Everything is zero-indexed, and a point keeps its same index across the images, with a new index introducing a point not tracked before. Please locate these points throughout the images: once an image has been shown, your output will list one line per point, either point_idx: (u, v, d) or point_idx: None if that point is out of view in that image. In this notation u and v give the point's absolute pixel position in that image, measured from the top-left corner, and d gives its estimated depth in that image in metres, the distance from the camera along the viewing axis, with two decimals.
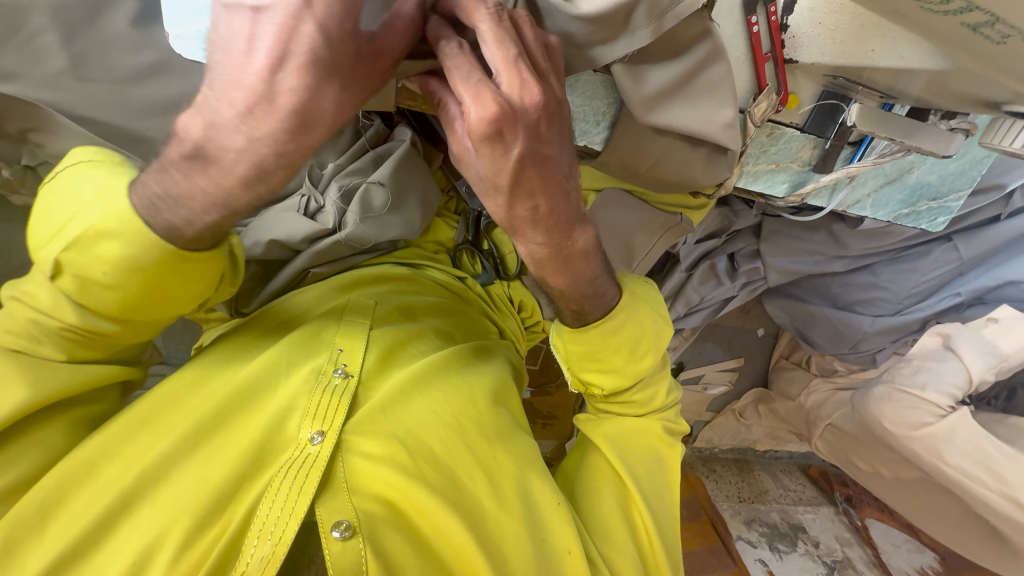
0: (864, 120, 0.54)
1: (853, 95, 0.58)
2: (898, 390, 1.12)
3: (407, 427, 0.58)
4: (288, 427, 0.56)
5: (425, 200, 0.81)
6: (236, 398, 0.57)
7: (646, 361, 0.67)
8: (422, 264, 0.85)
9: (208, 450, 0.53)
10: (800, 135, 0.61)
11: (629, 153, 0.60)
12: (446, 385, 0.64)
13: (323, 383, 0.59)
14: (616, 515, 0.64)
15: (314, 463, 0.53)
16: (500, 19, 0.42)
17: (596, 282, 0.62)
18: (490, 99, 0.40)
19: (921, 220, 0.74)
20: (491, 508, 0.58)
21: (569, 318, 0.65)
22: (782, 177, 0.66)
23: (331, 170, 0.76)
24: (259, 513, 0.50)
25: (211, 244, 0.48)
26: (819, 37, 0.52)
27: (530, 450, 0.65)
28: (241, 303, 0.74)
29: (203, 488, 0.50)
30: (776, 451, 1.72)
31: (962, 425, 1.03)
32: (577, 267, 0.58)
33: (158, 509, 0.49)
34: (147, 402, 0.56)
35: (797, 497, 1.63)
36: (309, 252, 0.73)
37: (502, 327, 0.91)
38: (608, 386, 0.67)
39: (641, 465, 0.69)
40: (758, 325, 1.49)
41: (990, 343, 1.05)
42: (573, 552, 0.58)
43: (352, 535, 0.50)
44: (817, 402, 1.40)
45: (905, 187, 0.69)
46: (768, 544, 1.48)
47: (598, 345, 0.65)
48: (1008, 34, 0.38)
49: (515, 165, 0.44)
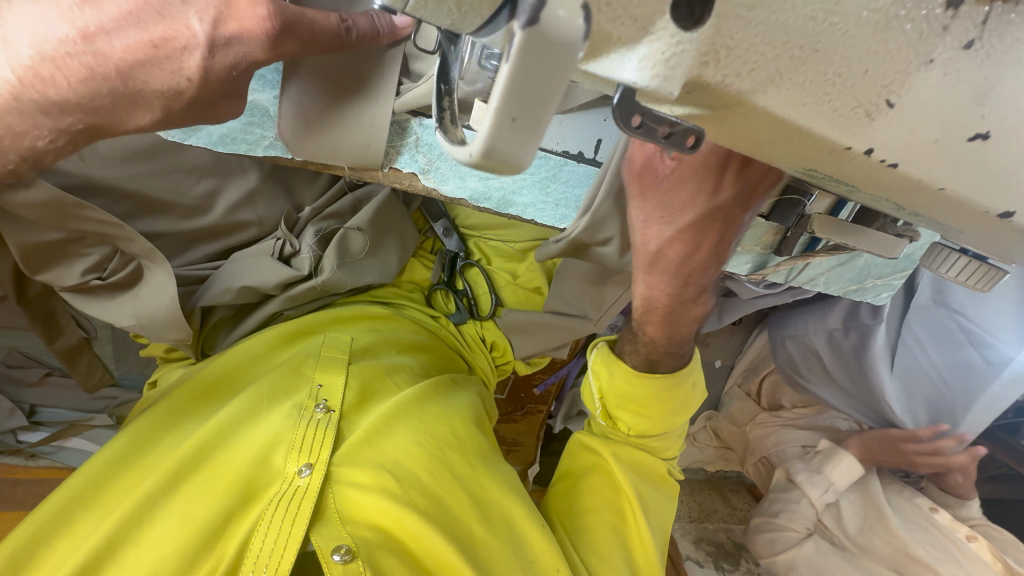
0: (822, 228, 0.58)
1: (812, 192, 0.60)
2: (764, 520, 1.20)
3: (392, 457, 0.58)
4: (274, 461, 0.55)
5: (402, 243, 0.82)
6: (218, 435, 0.57)
7: (683, 416, 0.72)
8: (399, 303, 0.87)
9: (191, 487, 0.52)
10: (763, 222, 0.65)
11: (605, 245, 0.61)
12: (429, 415, 0.65)
13: (307, 418, 0.59)
14: (609, 540, 0.67)
15: (305, 495, 0.53)
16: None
17: (680, 341, 0.67)
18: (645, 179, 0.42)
19: (867, 294, 0.80)
20: (482, 533, 0.58)
21: (636, 361, 0.69)
22: (746, 258, 0.70)
23: (308, 214, 0.74)
24: (251, 549, 0.49)
25: None
26: None
27: (511, 478, 0.67)
28: (207, 344, 0.73)
29: (190, 526, 0.49)
30: (725, 471, 1.81)
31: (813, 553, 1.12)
32: (671, 324, 0.65)
33: (145, 551, 0.48)
34: (125, 446, 0.56)
35: (742, 517, 1.71)
36: (282, 297, 0.72)
37: (471, 364, 0.93)
38: (641, 428, 0.71)
39: (648, 497, 0.71)
40: (715, 357, 1.55)
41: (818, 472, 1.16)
42: (560, 569, 0.59)
43: (353, 559, 0.50)
44: (760, 435, 1.50)
45: (855, 268, 0.74)
46: (714, 563, 1.57)
47: (648, 394, 0.68)
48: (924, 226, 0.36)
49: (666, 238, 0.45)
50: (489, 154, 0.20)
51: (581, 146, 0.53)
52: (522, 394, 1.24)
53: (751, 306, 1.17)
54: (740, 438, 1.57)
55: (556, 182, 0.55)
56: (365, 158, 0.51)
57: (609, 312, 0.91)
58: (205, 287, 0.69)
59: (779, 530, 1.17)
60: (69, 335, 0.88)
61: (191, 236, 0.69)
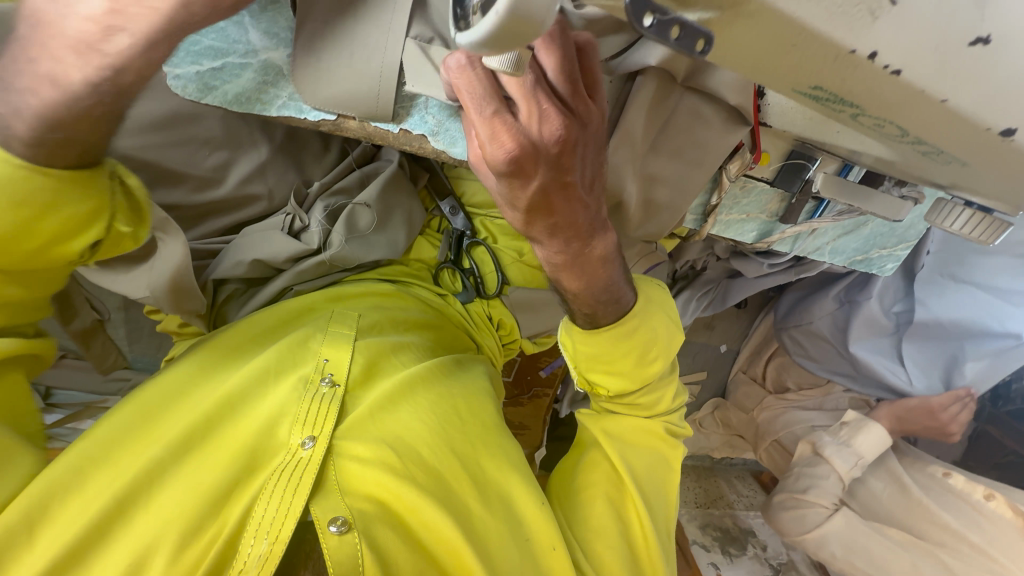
0: (828, 188, 0.59)
1: (818, 155, 0.60)
2: (789, 497, 1.23)
3: (395, 432, 0.55)
4: (279, 433, 0.51)
5: (410, 220, 0.83)
6: (229, 401, 0.52)
7: (655, 365, 0.68)
8: (406, 281, 0.87)
9: (199, 455, 0.48)
10: (768, 188, 0.65)
11: (614, 210, 0.61)
12: (431, 396, 0.61)
13: (312, 391, 0.55)
14: (606, 513, 0.63)
15: (307, 467, 0.49)
16: (474, 60, 0.38)
17: (613, 288, 0.62)
18: (505, 135, 0.40)
19: (872, 265, 0.81)
20: (478, 510, 0.54)
21: (581, 319, 0.65)
22: (751, 226, 0.70)
23: (317, 189, 0.75)
24: (254, 515, 0.45)
25: (79, 168, 0.44)
26: (789, 111, 0.55)
27: (515, 455, 0.63)
28: (220, 319, 0.74)
29: (194, 494, 0.45)
30: (730, 458, 1.82)
31: (844, 525, 1.15)
32: (595, 272, 0.59)
33: (150, 520, 0.43)
34: (130, 411, 0.50)
35: (748, 502, 1.72)
36: (292, 271, 0.73)
37: (480, 344, 0.92)
38: (614, 386, 0.68)
39: (639, 463, 0.68)
40: (720, 341, 1.56)
41: (847, 443, 1.22)
42: (558, 548, 0.55)
43: (349, 530, 0.46)
44: (768, 418, 1.50)
45: (861, 237, 0.75)
46: (721, 548, 1.56)
47: (608, 349, 0.65)
48: (948, 159, 0.33)
49: (534, 193, 0.46)
50: (513, 13, 0.24)
51: None
52: (528, 376, 1.27)
53: (755, 289, 1.18)
54: (748, 425, 1.56)
55: None
56: (377, 107, 0.51)
57: None
58: (217, 260, 0.71)
59: (807, 508, 1.18)
60: (82, 316, 0.89)
61: (201, 209, 0.70)
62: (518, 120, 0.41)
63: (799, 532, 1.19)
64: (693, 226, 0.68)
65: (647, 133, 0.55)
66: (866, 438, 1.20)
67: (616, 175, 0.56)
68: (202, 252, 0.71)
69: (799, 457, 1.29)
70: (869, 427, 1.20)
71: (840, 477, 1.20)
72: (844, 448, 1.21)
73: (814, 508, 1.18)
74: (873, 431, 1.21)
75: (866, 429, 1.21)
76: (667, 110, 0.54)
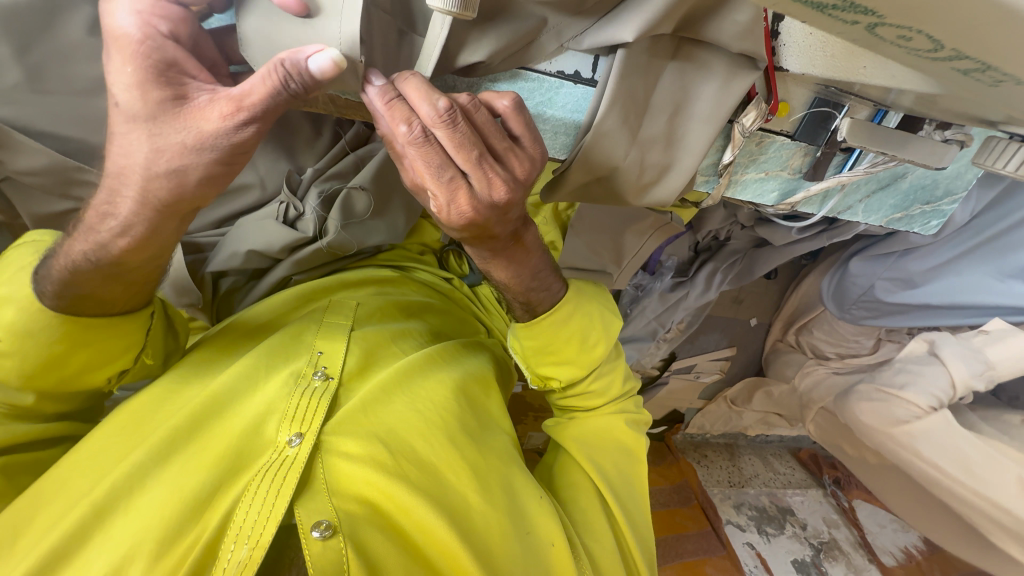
0: (855, 136, 0.52)
1: (845, 101, 0.53)
2: (879, 390, 1.18)
3: (387, 425, 0.53)
4: (266, 431, 0.50)
5: (409, 204, 0.79)
6: (215, 402, 0.51)
7: (598, 348, 0.65)
8: (408, 266, 0.84)
9: (185, 457, 0.47)
10: (790, 142, 0.58)
11: (612, 179, 0.56)
12: (429, 381, 0.59)
13: (302, 386, 0.54)
14: (597, 507, 0.59)
15: (292, 466, 0.47)
16: (430, 136, 0.40)
17: (542, 275, 0.60)
18: (460, 205, 0.44)
19: (914, 223, 0.73)
20: (477, 503, 0.52)
21: (518, 311, 0.62)
22: (772, 185, 0.63)
23: (310, 175, 0.73)
24: (235, 519, 0.44)
25: (126, 303, 0.50)
26: (809, 48, 0.48)
27: (508, 447, 0.60)
28: (223, 310, 0.75)
29: (176, 497, 0.44)
30: (766, 435, 1.74)
31: (938, 426, 1.07)
32: (523, 261, 0.56)
33: (131, 523, 0.43)
34: (120, 417, 0.50)
35: (786, 480, 1.65)
36: (290, 261, 0.71)
37: (490, 327, 0.88)
38: (567, 377, 0.64)
39: (608, 461, 0.64)
40: (750, 315, 1.48)
41: (974, 350, 1.05)
42: (559, 544, 0.53)
43: (334, 534, 0.44)
44: (810, 385, 1.39)
45: (899, 193, 0.67)
46: (757, 527, 1.51)
47: (553, 337, 0.62)
48: (1001, 79, 0.26)
49: (480, 231, 0.48)
50: None
51: (579, 64, 0.49)
52: None
53: (785, 257, 1.11)
54: (792, 395, 1.46)
55: (553, 110, 0.52)
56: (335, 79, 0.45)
57: (629, 264, 0.94)
58: (214, 252, 0.70)
59: (896, 403, 1.14)
60: None
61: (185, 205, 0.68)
62: (470, 188, 0.43)
63: (886, 424, 1.16)
64: (705, 187, 0.62)
65: (641, 92, 0.49)
66: (1003, 349, 1.01)
67: (608, 142, 0.51)
68: (201, 246, 0.71)
69: (911, 355, 1.19)
70: (1015, 338, 0.99)
71: (953, 383, 1.07)
72: (968, 353, 1.06)
73: (904, 405, 1.12)
74: (995, 326, 1.03)
75: (1007, 339, 1.01)
76: (664, 62, 0.49)
